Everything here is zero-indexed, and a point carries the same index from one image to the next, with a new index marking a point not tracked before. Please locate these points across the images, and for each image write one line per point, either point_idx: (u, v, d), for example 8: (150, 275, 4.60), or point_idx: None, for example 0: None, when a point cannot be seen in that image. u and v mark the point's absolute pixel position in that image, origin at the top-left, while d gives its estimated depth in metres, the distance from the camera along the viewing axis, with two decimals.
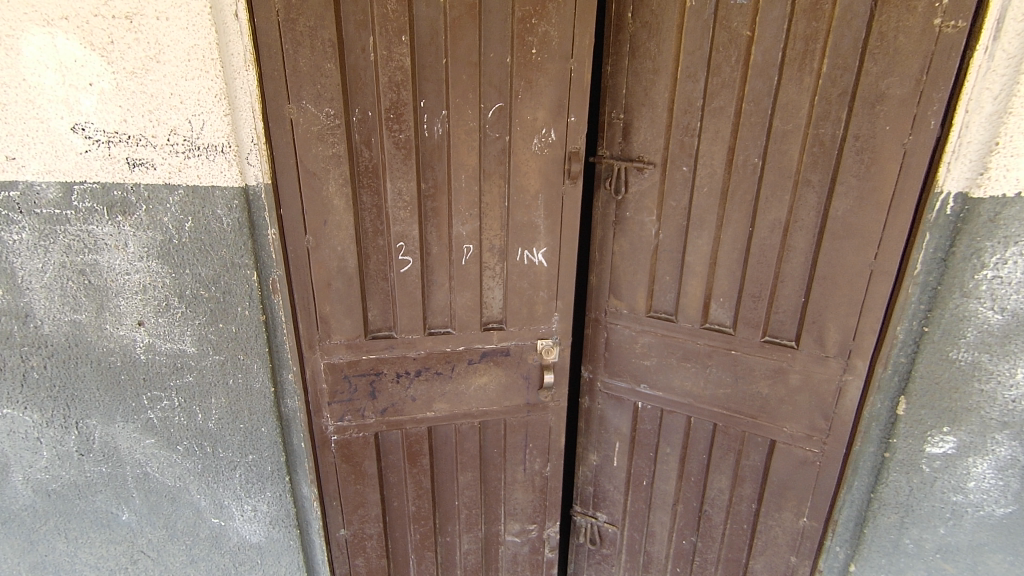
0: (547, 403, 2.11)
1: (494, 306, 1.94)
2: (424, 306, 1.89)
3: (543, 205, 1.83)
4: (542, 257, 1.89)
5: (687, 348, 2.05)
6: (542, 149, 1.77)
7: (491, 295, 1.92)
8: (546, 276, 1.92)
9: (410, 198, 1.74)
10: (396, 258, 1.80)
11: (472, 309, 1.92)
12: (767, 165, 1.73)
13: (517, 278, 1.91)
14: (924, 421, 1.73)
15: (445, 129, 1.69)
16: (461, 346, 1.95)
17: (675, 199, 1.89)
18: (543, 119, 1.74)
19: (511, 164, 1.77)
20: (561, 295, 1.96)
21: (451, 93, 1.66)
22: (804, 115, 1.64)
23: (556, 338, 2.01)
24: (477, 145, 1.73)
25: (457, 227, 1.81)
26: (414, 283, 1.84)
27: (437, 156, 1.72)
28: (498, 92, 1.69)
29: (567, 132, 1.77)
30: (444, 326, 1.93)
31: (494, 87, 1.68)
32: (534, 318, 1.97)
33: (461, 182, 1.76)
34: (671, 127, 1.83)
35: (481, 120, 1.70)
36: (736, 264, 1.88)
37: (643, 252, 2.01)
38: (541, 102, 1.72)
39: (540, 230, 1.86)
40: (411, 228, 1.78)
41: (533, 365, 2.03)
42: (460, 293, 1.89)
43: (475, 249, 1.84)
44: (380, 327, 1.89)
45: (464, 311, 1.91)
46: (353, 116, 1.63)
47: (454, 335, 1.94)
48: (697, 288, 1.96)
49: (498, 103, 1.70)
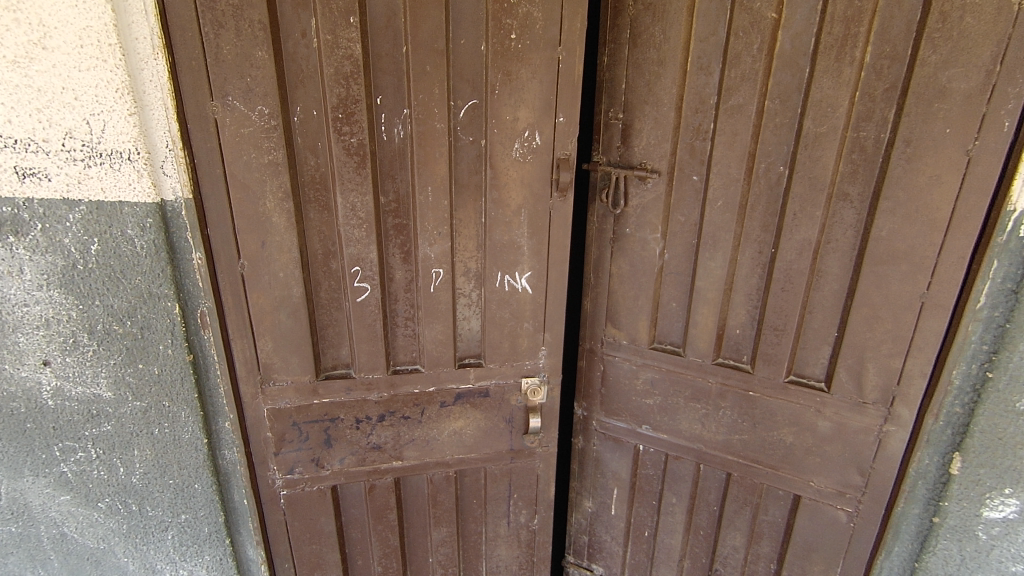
0: (534, 449, 1.82)
1: (470, 338, 1.65)
2: (387, 339, 1.60)
3: (527, 221, 1.54)
4: (526, 282, 1.60)
5: (697, 387, 1.77)
6: (525, 155, 1.48)
7: (466, 326, 1.63)
8: (531, 305, 1.64)
9: (366, 214, 1.45)
10: (351, 285, 1.51)
11: (444, 344, 1.63)
12: (795, 174, 1.44)
13: (496, 307, 1.61)
14: (982, 482, 1.44)
15: (407, 132, 1.40)
16: (431, 386, 1.67)
17: (683, 214, 1.61)
18: (525, 119, 1.45)
19: (488, 173, 1.47)
20: (549, 328, 1.67)
21: (413, 88, 1.36)
22: (842, 114, 1.35)
23: (544, 376, 1.72)
24: (447, 151, 1.43)
25: (424, 248, 1.51)
26: (373, 313, 1.55)
27: (398, 164, 1.43)
28: (470, 88, 1.40)
29: (555, 135, 1.48)
30: (411, 363, 1.65)
31: (465, 81, 1.39)
32: (518, 354, 1.68)
33: (427, 195, 1.46)
34: (679, 129, 1.54)
35: (451, 121, 1.41)
36: (755, 289, 1.60)
37: (645, 274, 1.73)
38: (523, 99, 1.43)
39: (523, 252, 1.57)
40: (368, 249, 1.48)
41: (517, 407, 1.75)
42: (430, 325, 1.60)
43: (445, 273, 1.55)
44: (335, 365, 1.60)
45: (435, 345, 1.62)
46: (294, 116, 1.34)
47: (424, 375, 1.65)
48: (709, 318, 1.68)
49: (472, 100, 1.41)
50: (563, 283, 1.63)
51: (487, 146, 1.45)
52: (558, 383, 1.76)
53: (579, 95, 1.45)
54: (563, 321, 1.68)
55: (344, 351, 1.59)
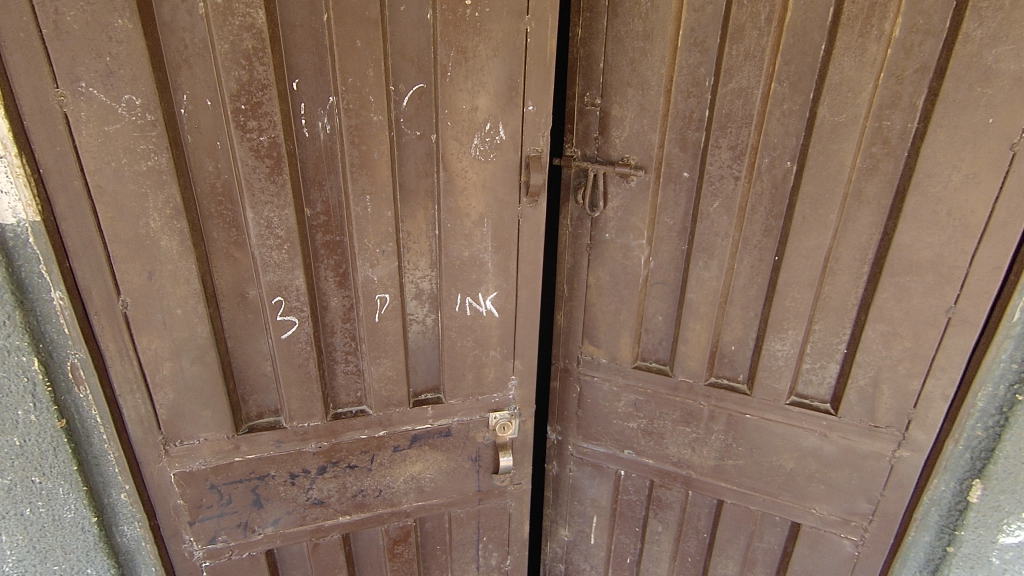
0: (505, 488, 1.59)
1: (427, 371, 1.39)
2: (324, 379, 1.31)
3: (490, 232, 1.27)
4: (491, 304, 1.34)
5: (686, 410, 1.57)
6: (486, 153, 1.20)
7: (421, 358, 1.36)
8: (497, 329, 1.38)
9: (288, 231, 1.14)
10: (273, 320, 1.20)
11: (395, 381, 1.35)
12: (805, 172, 1.23)
13: (456, 334, 1.35)
14: (1002, 508, 1.28)
15: (336, 126, 1.09)
16: (382, 430, 1.40)
17: (671, 215, 1.39)
18: (486, 108, 1.16)
19: (440, 176, 1.19)
20: (520, 354, 1.43)
21: (340, 69, 1.05)
22: (863, 100, 1.14)
23: (515, 409, 1.49)
24: (389, 149, 1.14)
25: (364, 270, 1.22)
26: (303, 351, 1.25)
27: (327, 167, 1.12)
28: (415, 69, 1.10)
29: (523, 126, 1.20)
30: (356, 405, 1.37)
31: (408, 60, 1.09)
32: (483, 386, 1.44)
33: (366, 205, 1.17)
34: (668, 117, 1.30)
35: (393, 111, 1.11)
36: (753, 301, 1.40)
37: (627, 285, 1.50)
38: (483, 81, 1.14)
39: (487, 268, 1.30)
40: (293, 275, 1.18)
41: (484, 445, 1.50)
42: (376, 361, 1.32)
43: (391, 298, 1.27)
44: (261, 413, 1.31)
45: (384, 383, 1.35)
46: (180, 107, 1.01)
47: (372, 418, 1.38)
48: (701, 334, 1.47)
49: (418, 85, 1.11)
50: (535, 303, 1.38)
51: (438, 142, 1.16)
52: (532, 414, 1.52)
53: (552, 78, 1.18)
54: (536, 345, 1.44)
55: (270, 397, 1.29)
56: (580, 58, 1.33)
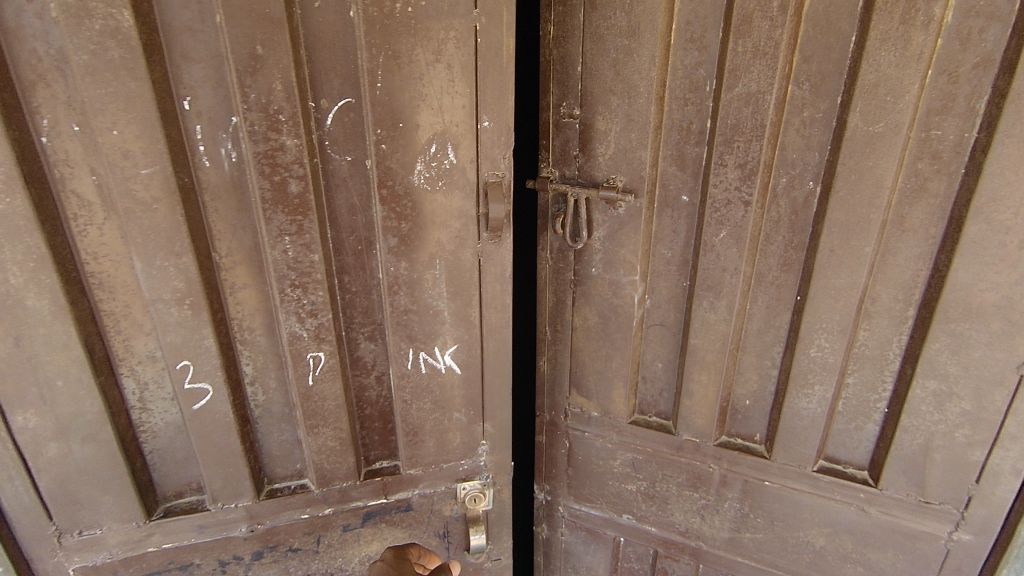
0: (482, 567, 1.35)
1: (381, 433, 1.19)
2: (254, 450, 1.11)
3: (445, 276, 1.06)
4: (450, 359, 1.13)
5: (693, 472, 1.33)
6: (435, 181, 0.98)
7: (371, 420, 1.16)
8: (461, 387, 1.16)
9: (189, 283, 0.93)
10: (181, 388, 1.00)
11: (341, 452, 1.14)
12: (834, 195, 0.99)
13: (411, 395, 1.13)
14: None
15: (243, 154, 0.88)
16: (328, 508, 1.18)
17: (668, 247, 1.16)
18: (431, 125, 0.94)
19: (379, 211, 0.97)
20: (490, 415, 1.21)
21: (239, 83, 0.84)
22: (907, 105, 0.90)
23: (488, 477, 1.26)
24: (313, 179, 0.93)
25: (290, 325, 1.01)
26: (223, 422, 1.04)
27: (236, 204, 0.91)
28: (340, 81, 0.89)
29: (479, 147, 0.98)
30: (298, 477, 1.17)
31: (330, 71, 0.88)
32: (447, 452, 1.22)
33: (287, 248, 0.95)
34: (661, 130, 1.08)
35: (314, 133, 0.91)
36: (770, 347, 1.16)
37: (621, 329, 1.26)
38: (425, 94, 0.92)
39: (444, 319, 1.09)
40: (201, 334, 0.97)
41: (453, 519, 1.28)
42: (314, 431, 1.10)
43: (327, 357, 1.05)
44: (181, 488, 1.11)
45: (325, 456, 1.13)
46: (39, 136, 0.81)
47: (315, 495, 1.16)
48: (709, 387, 1.23)
49: (344, 100, 0.91)
50: (506, 355, 1.16)
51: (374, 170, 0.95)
52: (508, 482, 1.30)
53: (511, 88, 0.96)
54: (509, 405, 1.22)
55: (190, 474, 1.10)
56: (553, 61, 1.11)
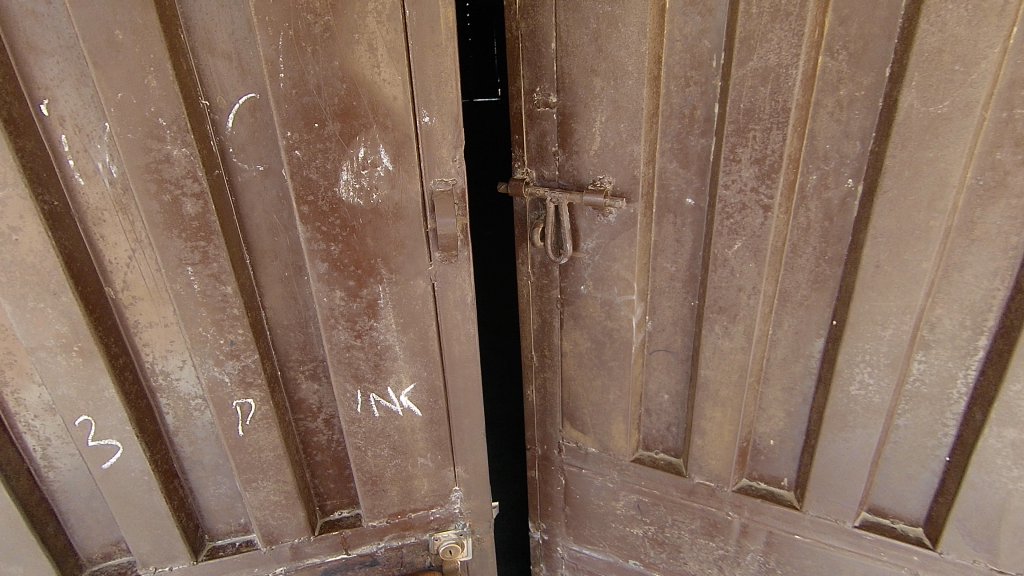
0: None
1: (337, 481, 1.07)
2: (186, 508, 0.98)
3: (392, 303, 0.91)
4: (407, 401, 0.99)
5: (708, 520, 1.13)
6: (366, 190, 0.84)
7: (324, 467, 1.05)
8: (423, 431, 1.03)
9: (74, 326, 0.79)
10: (84, 445, 0.86)
11: (287, 506, 1.01)
12: (881, 196, 0.76)
13: (364, 441, 1.00)
14: None
15: (122, 167, 0.76)
16: (280, 567, 1.06)
17: (671, 259, 0.96)
18: (353, 119, 0.80)
19: (302, 231, 0.84)
20: (461, 460, 1.07)
21: (104, 81, 0.70)
22: (982, 75, 0.67)
23: (464, 526, 1.13)
24: (220, 192, 0.80)
25: (208, 369, 0.87)
26: (141, 482, 0.91)
27: (125, 231, 0.79)
28: (237, 72, 0.77)
29: (414, 145, 0.83)
30: (246, 532, 1.05)
31: (224, 61, 0.76)
32: (412, 501, 1.08)
33: (189, 279, 0.81)
34: (656, 119, 0.87)
35: (212, 137, 0.79)
36: (799, 380, 0.95)
37: (619, 357, 1.05)
38: (339, 81, 0.78)
39: (396, 354, 0.95)
40: (100, 384, 0.83)
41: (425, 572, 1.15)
42: (251, 486, 0.97)
43: (258, 405, 0.91)
44: (104, 548, 0.98)
45: (270, 511, 1.00)
46: None
47: (261, 553, 1.04)
48: (726, 426, 1.02)
49: (246, 95, 0.78)
50: (473, 394, 1.02)
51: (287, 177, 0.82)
52: (487, 529, 1.16)
53: (452, 71, 0.81)
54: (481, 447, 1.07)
55: (114, 535, 0.97)
56: (524, 36, 0.90)
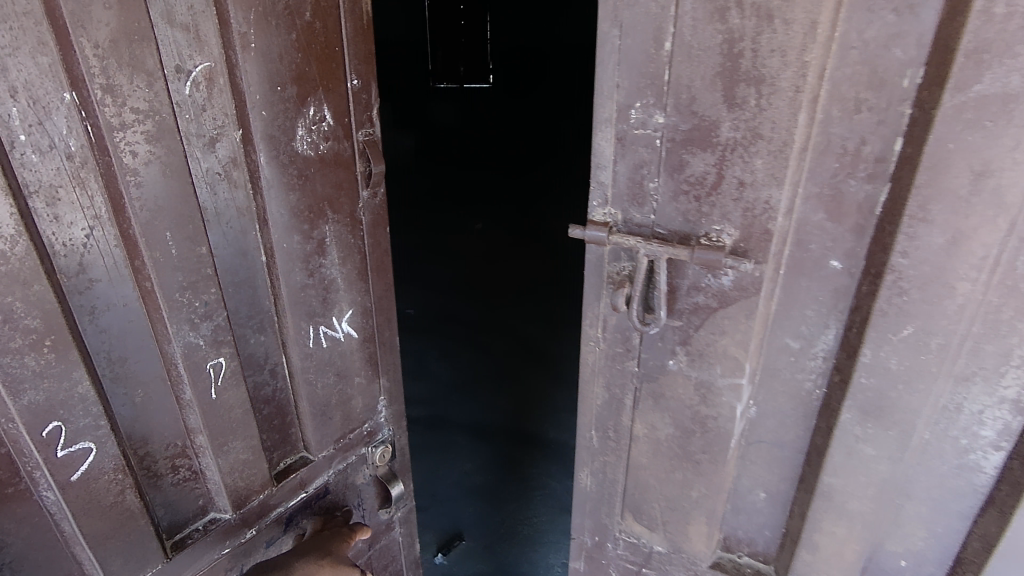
0: (392, 521, 1.24)
1: (282, 431, 0.99)
2: (151, 502, 0.84)
3: (337, 243, 0.95)
4: (348, 325, 1.01)
5: None
6: (319, 146, 0.88)
7: (272, 420, 0.96)
8: (360, 350, 1.05)
9: (45, 317, 0.67)
10: (52, 457, 0.70)
11: (254, 470, 0.93)
12: None
13: (316, 373, 0.98)
14: None
15: (89, 139, 0.66)
16: (248, 532, 0.96)
17: (798, 333, 0.73)
18: (306, 83, 0.84)
19: (265, 187, 0.83)
20: (384, 369, 1.11)
21: (85, 51, 0.63)
22: None
23: (388, 431, 1.16)
24: (185, 159, 0.75)
25: (184, 337, 0.79)
26: (114, 483, 0.77)
27: (83, 204, 0.67)
28: (193, 42, 0.73)
29: (348, 105, 0.90)
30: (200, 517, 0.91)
31: (180, 28, 0.71)
32: (351, 422, 1.08)
33: (169, 241, 0.75)
34: (804, 154, 0.63)
35: (170, 107, 0.72)
36: (963, 500, 0.72)
37: (712, 447, 0.82)
38: (296, 48, 0.81)
39: (340, 285, 0.97)
40: (74, 379, 0.70)
41: (366, 486, 1.15)
42: (223, 449, 0.88)
43: (230, 362, 0.85)
44: None
45: (240, 477, 0.92)
46: None
47: (230, 522, 0.93)
48: (846, 542, 0.80)
49: (203, 63, 0.74)
50: (389, 302, 1.09)
51: (250, 139, 0.80)
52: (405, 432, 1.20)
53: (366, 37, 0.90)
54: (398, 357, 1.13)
55: (63, 572, 0.77)
56: (625, 30, 0.65)
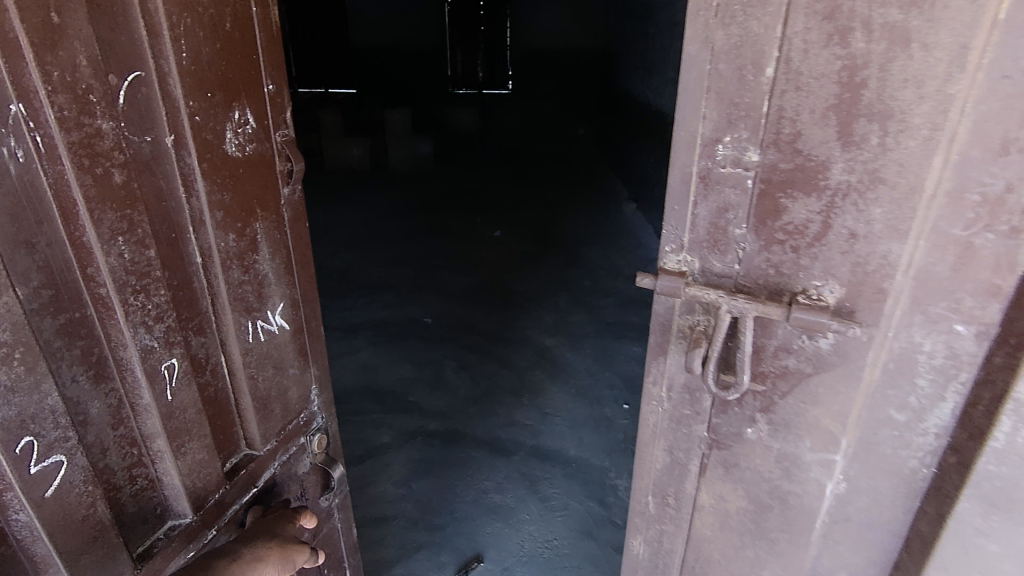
0: (330, 508, 1.20)
1: (222, 428, 0.92)
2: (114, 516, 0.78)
3: (267, 235, 0.90)
4: (280, 317, 0.96)
5: None
6: (246, 148, 0.84)
7: (215, 420, 0.90)
8: (293, 342, 1.01)
9: (14, 329, 0.61)
10: (23, 476, 0.65)
11: (209, 480, 0.88)
12: None
13: (256, 371, 0.94)
14: None
15: (35, 146, 0.60)
16: (206, 536, 0.89)
17: (914, 416, 0.67)
18: (233, 87, 0.80)
19: (199, 189, 0.78)
20: (317, 363, 1.08)
21: (36, 59, 0.58)
22: None
23: (321, 420, 1.11)
24: (130, 159, 0.70)
25: (140, 341, 0.74)
26: (84, 497, 0.72)
27: (27, 216, 0.61)
28: (126, 41, 0.67)
29: (266, 106, 0.86)
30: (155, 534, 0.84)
31: (113, 30, 0.66)
32: (290, 412, 1.03)
33: (128, 234, 0.70)
34: (926, 197, 0.59)
35: (110, 114, 0.66)
36: None
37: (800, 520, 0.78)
38: (217, 51, 0.77)
39: (269, 278, 0.92)
40: (43, 394, 0.65)
41: (307, 476, 1.10)
42: (180, 450, 0.83)
43: (183, 363, 0.80)
44: None
45: (196, 480, 0.86)
46: None
47: (191, 525, 0.86)
48: None
49: (137, 73, 0.69)
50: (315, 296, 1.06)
51: (182, 143, 0.75)
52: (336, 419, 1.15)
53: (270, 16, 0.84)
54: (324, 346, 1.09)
55: None
56: (720, 53, 0.65)
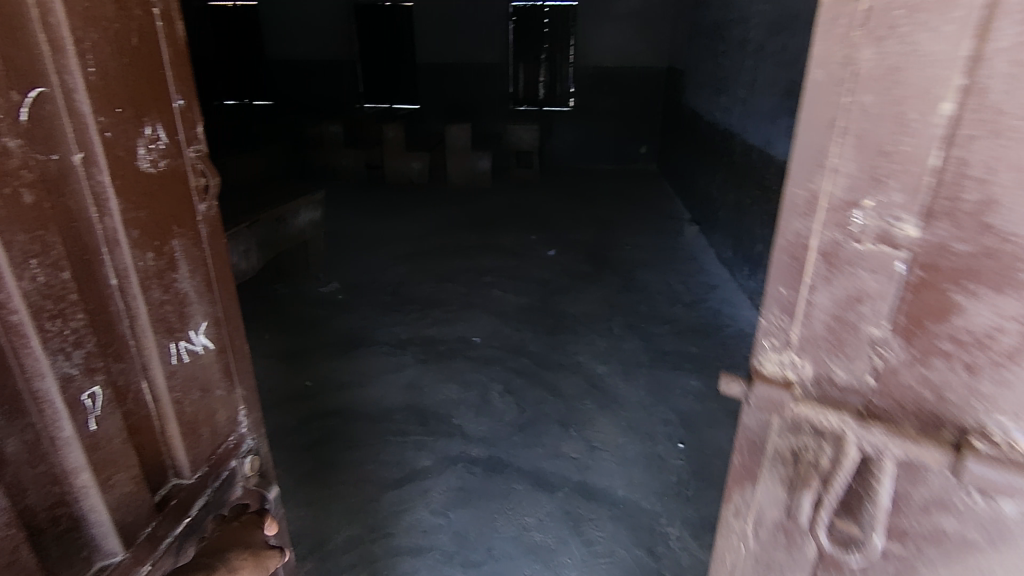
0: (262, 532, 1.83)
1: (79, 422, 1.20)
2: None
3: (116, 256, 1.27)
4: (203, 341, 1.54)
5: None
6: (159, 163, 1.36)
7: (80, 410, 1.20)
8: (215, 362, 1.60)
9: None
10: None
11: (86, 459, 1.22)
12: None
13: (117, 399, 1.30)
14: None
15: None
16: (88, 511, 1.25)
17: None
18: (141, 109, 1.30)
19: (100, 224, 1.23)
20: (240, 381, 1.70)
21: None
22: None
23: (249, 440, 1.77)
24: (30, 191, 1.06)
25: (49, 355, 1.12)
26: None
27: None
28: (39, 107, 1.07)
29: (139, 149, 1.31)
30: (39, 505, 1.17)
31: (29, 98, 1.05)
32: (218, 439, 1.64)
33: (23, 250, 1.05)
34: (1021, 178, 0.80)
35: (25, 153, 1.05)
36: None
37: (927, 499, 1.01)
38: (106, 118, 1.21)
39: (120, 294, 1.29)
40: None
41: (239, 494, 1.72)
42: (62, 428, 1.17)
43: (101, 390, 1.24)
44: None
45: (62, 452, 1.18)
46: None
47: (79, 508, 1.23)
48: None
49: (43, 93, 1.08)
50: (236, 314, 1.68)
51: (93, 161, 1.20)
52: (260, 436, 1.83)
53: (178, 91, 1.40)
54: (190, 360, 1.51)
55: None
56: (867, 108, 0.98)
